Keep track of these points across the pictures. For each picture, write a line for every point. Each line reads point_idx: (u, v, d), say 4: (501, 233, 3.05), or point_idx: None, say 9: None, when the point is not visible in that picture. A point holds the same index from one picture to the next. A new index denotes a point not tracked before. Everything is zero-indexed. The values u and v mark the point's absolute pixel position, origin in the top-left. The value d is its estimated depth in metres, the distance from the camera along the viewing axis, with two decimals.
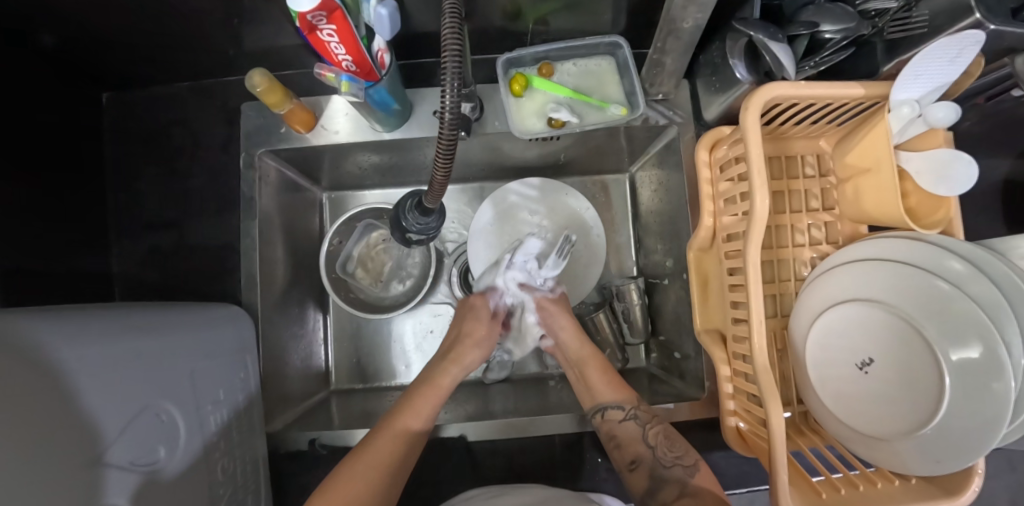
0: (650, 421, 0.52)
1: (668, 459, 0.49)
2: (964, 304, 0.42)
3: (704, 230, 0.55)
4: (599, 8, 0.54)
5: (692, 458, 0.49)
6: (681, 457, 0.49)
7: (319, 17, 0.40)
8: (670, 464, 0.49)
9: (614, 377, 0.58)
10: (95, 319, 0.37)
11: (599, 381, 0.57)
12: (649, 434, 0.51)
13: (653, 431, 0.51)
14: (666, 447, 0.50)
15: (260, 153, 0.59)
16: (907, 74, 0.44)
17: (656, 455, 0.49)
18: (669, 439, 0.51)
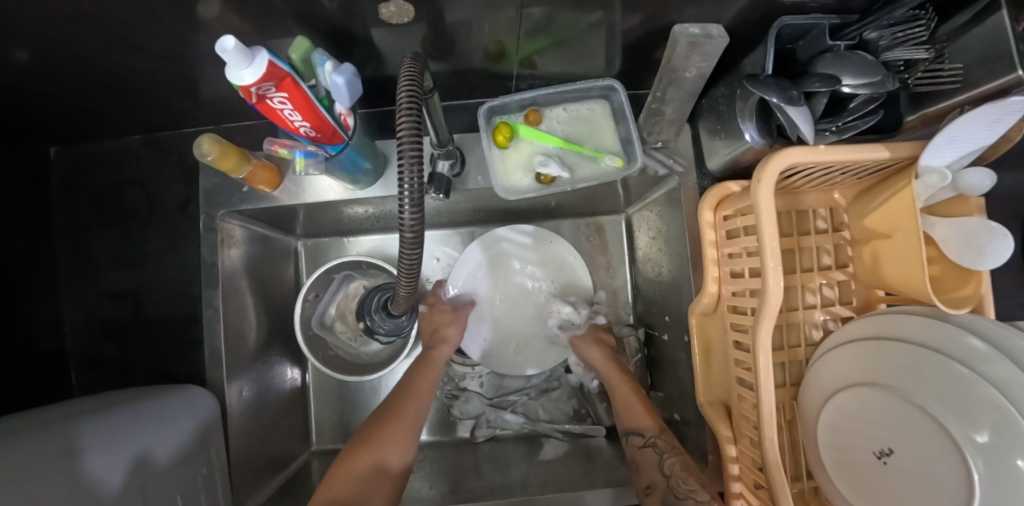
0: (670, 451, 0.50)
1: (682, 490, 0.45)
2: (980, 386, 0.37)
3: (708, 296, 0.51)
4: (591, 51, 0.48)
5: (707, 494, 0.44)
6: (696, 492, 0.45)
7: (267, 87, 0.35)
8: (683, 497, 0.45)
9: (647, 405, 0.56)
10: (88, 427, 0.39)
11: (627, 405, 0.56)
12: (665, 462, 0.48)
13: (670, 461, 0.48)
14: (683, 475, 0.46)
15: (221, 214, 0.54)
16: (941, 140, 0.38)
17: (671, 483, 0.46)
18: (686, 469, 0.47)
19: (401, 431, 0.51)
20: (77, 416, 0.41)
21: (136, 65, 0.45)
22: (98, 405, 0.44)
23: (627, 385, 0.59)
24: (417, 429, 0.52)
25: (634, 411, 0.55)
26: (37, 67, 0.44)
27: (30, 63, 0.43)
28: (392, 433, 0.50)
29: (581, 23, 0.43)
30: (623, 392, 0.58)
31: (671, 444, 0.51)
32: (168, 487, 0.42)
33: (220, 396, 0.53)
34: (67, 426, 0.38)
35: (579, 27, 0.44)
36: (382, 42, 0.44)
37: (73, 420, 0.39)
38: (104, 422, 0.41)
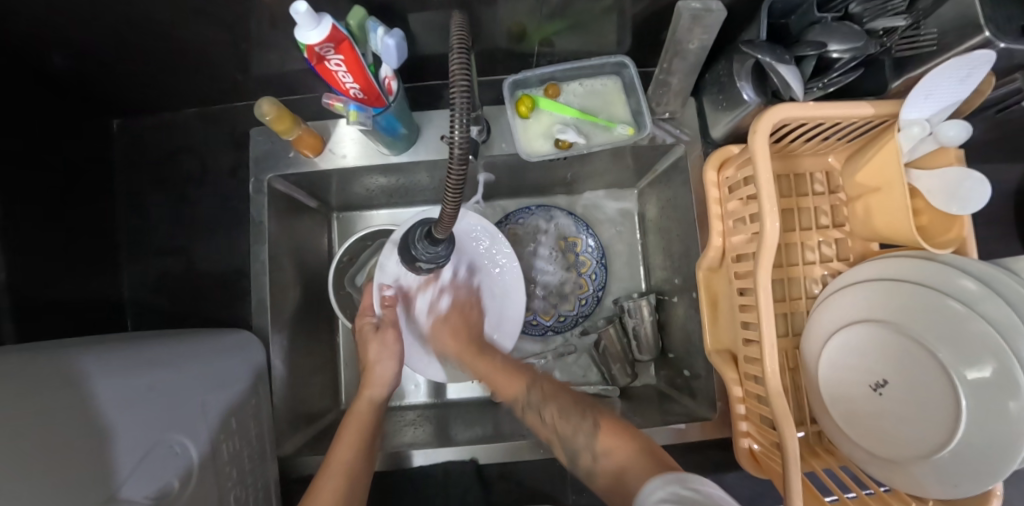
0: (545, 402, 0.59)
1: (570, 431, 0.54)
2: (978, 324, 0.42)
3: (713, 250, 0.55)
4: (603, 30, 0.54)
5: (592, 424, 0.53)
6: (582, 426, 0.53)
7: (327, 48, 0.41)
8: (576, 437, 0.53)
9: (506, 366, 0.64)
10: (86, 362, 0.38)
11: (495, 378, 0.63)
12: (544, 415, 0.57)
13: (547, 412, 0.57)
14: (566, 422, 0.55)
15: (270, 178, 0.60)
16: (917, 93, 0.44)
17: (560, 433, 0.55)
18: (564, 414, 0.56)
19: (374, 393, 0.62)
20: (77, 350, 0.39)
21: (201, 42, 0.52)
22: (136, 338, 0.47)
23: (488, 351, 0.65)
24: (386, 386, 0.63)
25: (500, 378, 0.62)
26: (117, 42, 0.51)
27: (111, 37, 0.50)
28: (362, 404, 0.61)
29: (595, 6, 0.48)
30: (480, 367, 0.63)
31: (542, 393, 0.60)
32: (224, 417, 0.47)
33: (264, 344, 0.58)
34: (61, 356, 0.37)
35: (593, 10, 0.49)
36: (418, 23, 0.50)
37: (70, 352, 0.38)
38: (104, 358, 0.40)
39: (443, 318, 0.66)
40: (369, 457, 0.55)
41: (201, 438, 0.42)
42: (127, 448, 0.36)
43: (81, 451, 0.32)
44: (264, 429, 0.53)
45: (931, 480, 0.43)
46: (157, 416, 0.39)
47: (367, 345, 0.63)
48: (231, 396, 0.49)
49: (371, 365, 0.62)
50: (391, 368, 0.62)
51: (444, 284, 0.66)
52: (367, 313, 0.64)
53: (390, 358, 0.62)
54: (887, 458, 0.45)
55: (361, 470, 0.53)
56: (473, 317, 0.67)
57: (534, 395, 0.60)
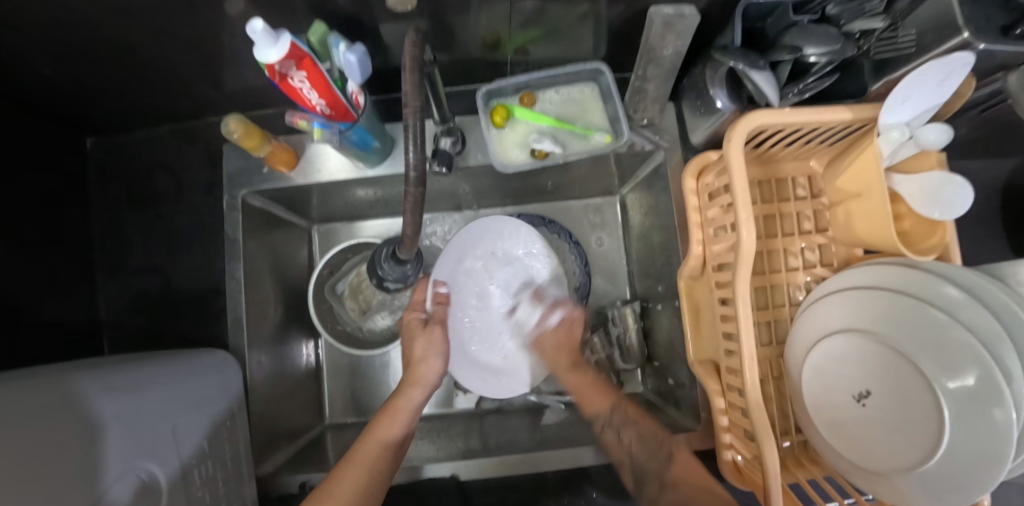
0: (624, 426, 0.54)
1: (643, 457, 0.51)
2: (960, 333, 0.41)
3: (694, 259, 0.54)
4: (578, 37, 0.53)
5: (665, 451, 0.51)
6: (656, 455, 0.51)
7: (289, 66, 0.40)
8: (647, 465, 0.50)
9: (593, 383, 0.59)
10: (83, 385, 0.40)
11: (584, 392, 0.59)
12: (630, 444, 0.53)
13: (628, 437, 0.53)
14: (641, 446, 0.52)
15: (242, 195, 0.59)
16: (896, 97, 0.43)
17: (635, 458, 0.52)
18: (643, 439, 0.53)
19: (415, 393, 0.57)
20: (73, 372, 0.41)
21: (170, 59, 0.51)
22: (105, 362, 0.46)
23: (581, 369, 0.60)
24: (407, 420, 0.55)
25: (590, 391, 0.58)
26: (85, 63, 0.50)
27: (77, 58, 0.49)
28: (401, 401, 0.56)
29: (570, 13, 0.48)
30: (574, 382, 0.60)
31: (626, 417, 0.55)
32: (199, 441, 0.46)
33: (241, 363, 0.58)
34: (63, 381, 0.39)
35: (568, 17, 0.48)
36: (390, 35, 0.49)
37: (71, 375, 0.40)
38: (99, 380, 0.42)
39: (550, 331, 0.64)
40: (386, 472, 0.50)
41: (174, 465, 0.42)
42: (105, 472, 0.36)
43: (59, 473, 0.32)
44: (240, 451, 0.53)
45: (917, 492, 0.42)
46: (132, 441, 0.39)
47: (414, 341, 0.59)
48: (206, 417, 0.48)
49: (417, 363, 0.58)
50: (438, 366, 0.58)
51: (536, 287, 0.66)
52: (416, 308, 0.61)
53: (438, 355, 0.59)
54: (873, 471, 0.44)
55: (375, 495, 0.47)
56: (575, 335, 0.64)
57: (617, 415, 0.55)
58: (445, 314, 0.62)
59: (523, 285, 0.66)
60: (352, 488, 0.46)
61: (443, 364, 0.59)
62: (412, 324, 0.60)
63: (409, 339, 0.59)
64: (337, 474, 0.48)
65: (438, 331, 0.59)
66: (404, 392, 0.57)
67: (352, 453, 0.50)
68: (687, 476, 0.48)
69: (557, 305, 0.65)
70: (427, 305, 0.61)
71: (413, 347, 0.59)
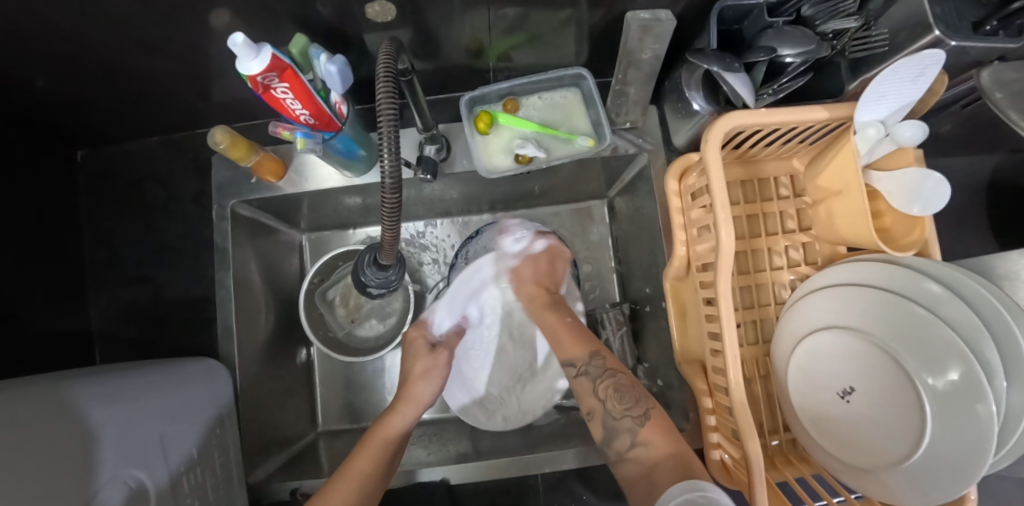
0: (601, 376, 0.52)
1: (617, 412, 0.49)
2: (941, 328, 0.41)
3: (679, 260, 0.55)
4: (559, 43, 0.54)
5: (641, 409, 0.48)
6: (630, 409, 0.48)
7: (271, 77, 0.41)
8: (620, 416, 0.48)
9: (576, 333, 0.58)
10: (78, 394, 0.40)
11: (558, 341, 0.58)
12: (598, 389, 0.51)
13: (603, 385, 0.51)
14: (616, 399, 0.49)
15: (232, 204, 0.60)
16: (870, 95, 0.43)
17: (607, 409, 0.50)
18: (619, 391, 0.50)
19: (408, 411, 0.57)
20: (67, 382, 0.42)
21: (155, 72, 0.52)
22: (95, 371, 0.47)
23: (560, 307, 0.62)
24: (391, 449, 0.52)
25: (564, 338, 0.58)
26: (73, 78, 0.51)
27: (64, 72, 0.50)
28: (393, 421, 0.55)
29: (550, 20, 0.48)
30: (548, 319, 0.61)
31: (603, 367, 0.53)
32: (189, 448, 0.47)
33: (231, 372, 0.58)
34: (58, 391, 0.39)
35: (548, 23, 0.49)
36: (373, 45, 0.50)
37: (64, 384, 0.41)
38: (93, 388, 0.42)
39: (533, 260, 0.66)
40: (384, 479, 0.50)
41: (162, 473, 0.42)
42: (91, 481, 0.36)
43: (42, 481, 0.32)
44: (230, 458, 0.53)
45: (902, 487, 0.42)
46: (119, 449, 0.40)
47: (416, 359, 0.61)
48: (196, 424, 0.49)
49: (413, 380, 0.59)
50: (434, 386, 0.60)
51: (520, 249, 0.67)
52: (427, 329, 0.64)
53: (434, 380, 0.60)
54: (858, 467, 0.44)
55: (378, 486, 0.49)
56: (551, 280, 0.66)
57: (595, 362, 0.53)
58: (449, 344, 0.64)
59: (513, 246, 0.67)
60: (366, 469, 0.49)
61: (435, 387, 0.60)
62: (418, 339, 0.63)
63: (412, 355, 0.61)
64: (357, 454, 0.51)
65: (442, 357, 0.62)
66: (395, 410, 0.56)
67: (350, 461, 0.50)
68: (659, 437, 0.46)
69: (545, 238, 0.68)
70: (438, 332, 0.65)
71: (413, 364, 0.61)
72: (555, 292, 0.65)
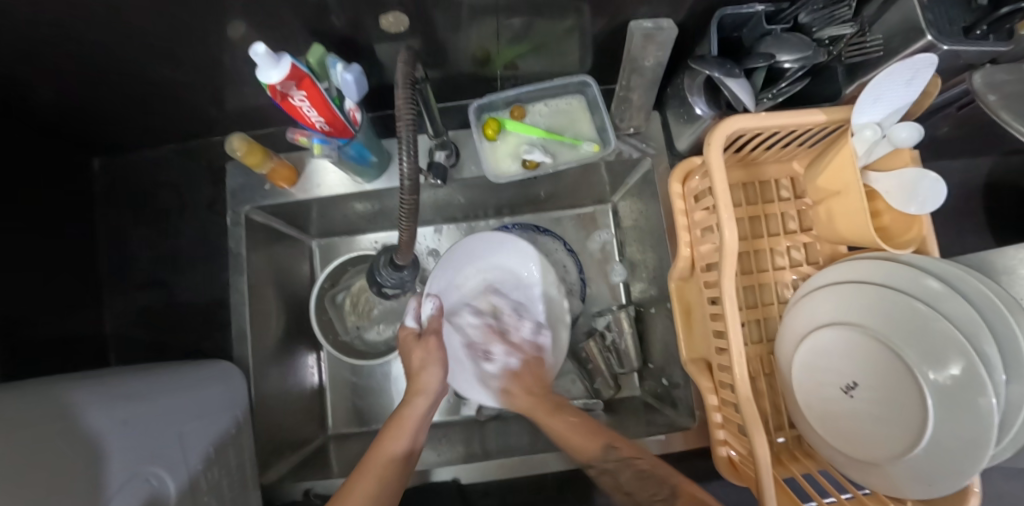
0: (623, 462, 0.53)
1: (646, 499, 0.50)
2: (939, 322, 0.42)
3: (682, 260, 0.56)
4: (565, 53, 0.56)
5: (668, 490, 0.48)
6: (656, 494, 0.49)
7: (289, 86, 0.42)
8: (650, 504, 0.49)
9: (586, 425, 0.58)
10: (78, 395, 0.40)
11: (565, 438, 0.58)
12: (624, 483, 0.52)
13: (625, 475, 0.52)
14: (641, 489, 0.50)
15: (245, 210, 0.62)
16: (867, 99, 0.45)
17: (636, 500, 0.51)
18: (641, 478, 0.51)
19: (419, 403, 0.57)
20: (67, 384, 0.42)
21: (172, 81, 0.53)
22: (111, 373, 0.48)
23: (565, 408, 0.62)
24: (404, 442, 0.54)
25: (575, 437, 0.57)
26: (92, 87, 0.53)
27: (84, 82, 0.52)
28: (406, 412, 0.56)
29: (555, 29, 0.50)
30: (555, 426, 0.59)
31: (623, 455, 0.53)
32: (207, 447, 0.47)
33: (245, 375, 0.59)
34: (62, 393, 0.40)
35: (554, 33, 0.51)
36: (384, 55, 0.52)
37: (82, 388, 0.42)
38: (94, 390, 0.43)
39: (524, 360, 0.68)
40: (400, 481, 0.51)
41: (182, 470, 0.43)
42: (109, 482, 0.36)
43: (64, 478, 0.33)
44: (243, 459, 0.54)
45: (906, 480, 0.43)
46: (138, 448, 0.40)
47: (411, 353, 0.60)
48: (213, 424, 0.50)
49: (416, 372, 0.59)
50: (437, 374, 0.59)
51: (512, 343, 0.69)
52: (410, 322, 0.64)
53: (436, 363, 0.60)
54: (863, 460, 0.45)
55: (389, 498, 0.48)
56: (535, 379, 0.66)
57: (612, 456, 0.54)
58: (439, 324, 0.64)
59: (497, 341, 0.69)
60: (369, 492, 0.48)
61: (443, 372, 0.60)
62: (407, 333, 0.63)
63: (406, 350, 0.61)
64: (360, 473, 0.49)
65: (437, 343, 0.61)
66: (407, 402, 0.57)
67: (358, 473, 0.50)
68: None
69: (512, 350, 0.69)
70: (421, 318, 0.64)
71: (411, 355, 0.60)
72: (551, 394, 0.64)
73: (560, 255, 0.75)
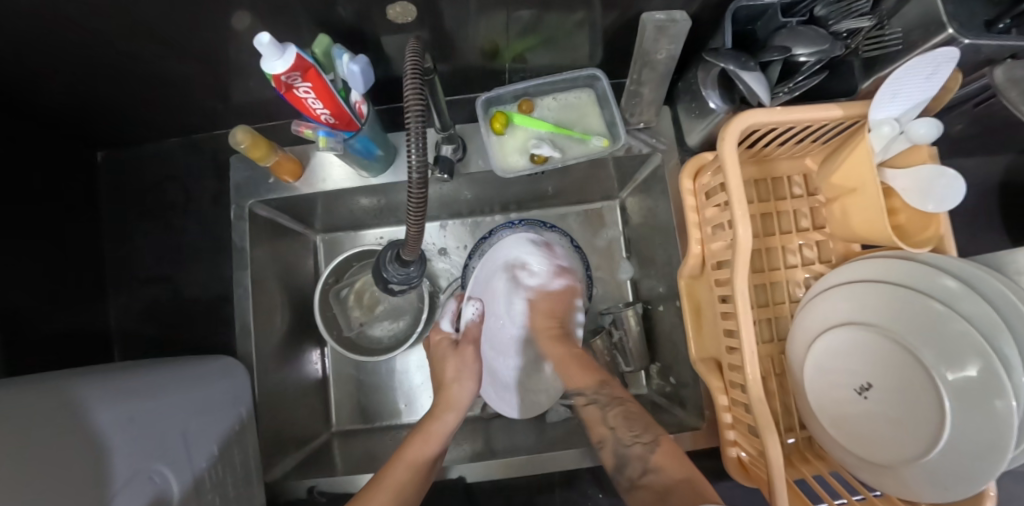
0: (611, 404, 0.57)
1: (628, 439, 0.52)
2: (957, 323, 0.41)
3: (693, 258, 0.55)
4: (575, 46, 0.55)
5: (650, 436, 0.52)
6: (640, 436, 0.52)
7: (294, 77, 0.41)
8: (630, 444, 0.52)
9: (587, 362, 0.64)
10: (78, 388, 0.40)
11: (566, 367, 0.64)
12: (608, 417, 0.56)
13: (613, 414, 0.56)
14: (626, 427, 0.53)
15: (249, 204, 0.61)
16: (884, 93, 0.44)
17: (618, 436, 0.53)
18: (628, 418, 0.55)
19: (449, 417, 0.60)
20: (66, 379, 0.41)
21: (175, 72, 0.53)
22: (113, 368, 0.47)
23: (562, 338, 0.66)
24: (433, 448, 0.56)
25: (575, 368, 0.63)
26: (96, 78, 0.52)
27: (88, 73, 0.51)
28: (435, 424, 0.59)
29: (566, 21, 0.49)
30: (558, 350, 0.65)
31: (612, 396, 0.59)
32: (210, 444, 0.47)
33: (249, 370, 0.59)
34: (62, 387, 0.39)
35: (564, 25, 0.50)
36: (391, 47, 0.51)
37: (86, 382, 0.42)
38: (96, 384, 0.42)
39: (548, 295, 0.68)
40: (425, 486, 0.52)
41: (185, 466, 0.42)
42: (113, 478, 0.36)
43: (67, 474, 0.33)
44: (248, 455, 0.53)
45: (920, 483, 0.42)
46: (142, 444, 0.40)
47: (446, 361, 0.65)
48: (216, 420, 0.49)
49: (448, 386, 0.63)
50: (470, 388, 0.63)
51: (558, 267, 0.70)
52: (447, 331, 0.69)
53: (469, 378, 0.64)
54: (876, 463, 0.45)
55: (413, 499, 0.49)
56: (563, 306, 0.68)
57: (602, 391, 0.59)
58: (476, 333, 0.68)
59: (545, 259, 0.69)
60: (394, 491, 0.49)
61: (473, 386, 0.64)
62: (442, 343, 0.67)
63: (440, 358, 0.66)
64: (391, 467, 0.52)
65: (469, 353, 0.65)
66: (436, 416, 0.60)
67: (385, 472, 0.52)
68: (671, 460, 0.49)
69: (561, 274, 0.70)
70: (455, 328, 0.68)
71: (445, 368, 0.65)
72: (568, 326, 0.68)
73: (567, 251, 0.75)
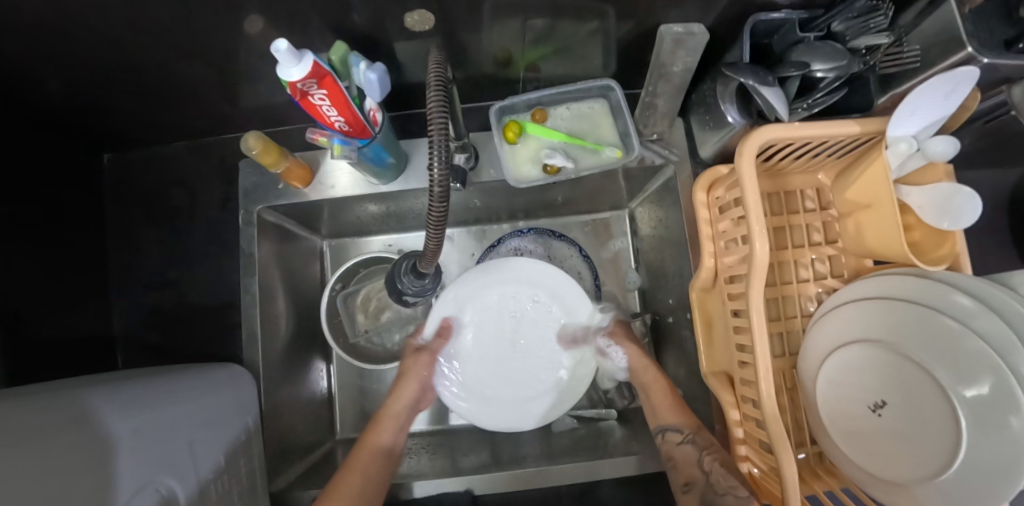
0: (709, 447, 0.51)
1: (721, 487, 0.47)
2: (973, 341, 0.41)
3: (706, 271, 0.55)
4: (589, 56, 0.55)
5: (747, 487, 0.46)
6: (737, 487, 0.46)
7: (310, 84, 0.41)
8: (722, 492, 0.47)
9: (679, 399, 0.58)
10: (86, 397, 0.39)
11: (660, 402, 0.59)
12: (704, 459, 0.50)
13: (710, 457, 0.50)
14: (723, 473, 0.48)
15: (258, 209, 0.61)
16: (903, 110, 0.43)
17: (711, 479, 0.48)
18: (727, 468, 0.48)
19: (388, 428, 0.60)
20: (72, 388, 0.40)
21: (185, 76, 0.52)
22: (117, 378, 0.46)
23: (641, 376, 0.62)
24: (378, 455, 0.56)
25: (664, 403, 0.58)
26: (104, 82, 0.52)
27: (98, 77, 0.51)
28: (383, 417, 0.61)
29: (580, 30, 0.49)
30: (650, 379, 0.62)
31: (709, 441, 0.52)
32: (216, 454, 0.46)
33: (255, 378, 0.58)
34: (70, 396, 0.38)
35: (577, 35, 0.50)
36: (405, 54, 0.50)
37: (93, 391, 0.41)
38: (104, 394, 0.41)
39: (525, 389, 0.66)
40: (385, 466, 0.56)
41: (193, 477, 0.42)
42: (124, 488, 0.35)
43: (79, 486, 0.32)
44: (254, 463, 0.53)
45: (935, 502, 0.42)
46: (153, 454, 0.39)
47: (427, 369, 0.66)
48: (222, 431, 0.48)
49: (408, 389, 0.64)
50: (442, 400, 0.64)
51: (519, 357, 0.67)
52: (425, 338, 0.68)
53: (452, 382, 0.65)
54: (889, 481, 0.44)
55: (376, 480, 0.54)
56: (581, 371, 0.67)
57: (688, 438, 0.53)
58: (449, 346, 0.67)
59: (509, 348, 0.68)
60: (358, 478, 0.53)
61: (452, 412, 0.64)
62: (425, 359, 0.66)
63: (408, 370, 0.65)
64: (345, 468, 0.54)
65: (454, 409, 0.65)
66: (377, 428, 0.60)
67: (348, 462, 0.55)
68: None
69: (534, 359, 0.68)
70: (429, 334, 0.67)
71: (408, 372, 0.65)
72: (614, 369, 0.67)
73: (576, 261, 0.76)
